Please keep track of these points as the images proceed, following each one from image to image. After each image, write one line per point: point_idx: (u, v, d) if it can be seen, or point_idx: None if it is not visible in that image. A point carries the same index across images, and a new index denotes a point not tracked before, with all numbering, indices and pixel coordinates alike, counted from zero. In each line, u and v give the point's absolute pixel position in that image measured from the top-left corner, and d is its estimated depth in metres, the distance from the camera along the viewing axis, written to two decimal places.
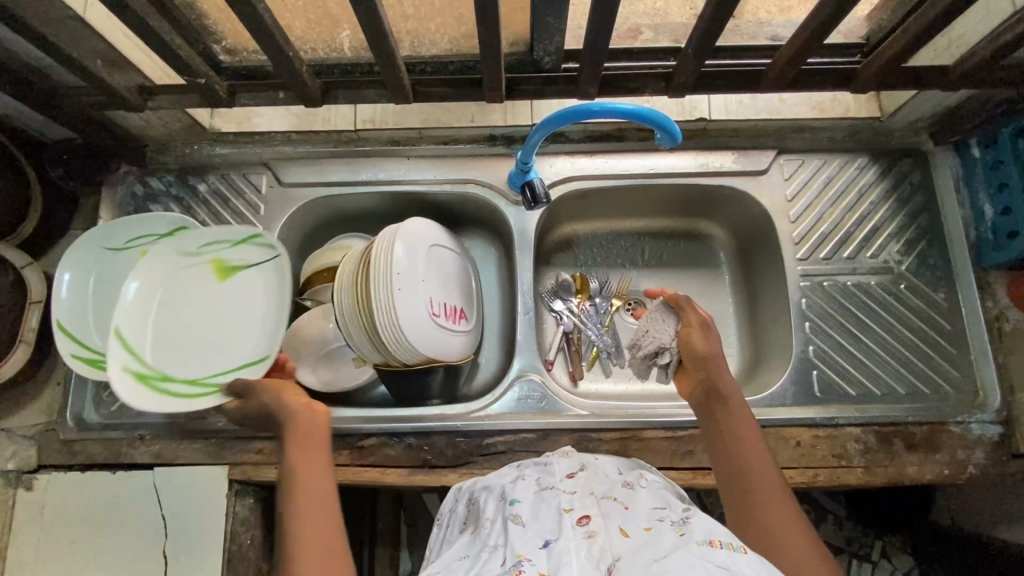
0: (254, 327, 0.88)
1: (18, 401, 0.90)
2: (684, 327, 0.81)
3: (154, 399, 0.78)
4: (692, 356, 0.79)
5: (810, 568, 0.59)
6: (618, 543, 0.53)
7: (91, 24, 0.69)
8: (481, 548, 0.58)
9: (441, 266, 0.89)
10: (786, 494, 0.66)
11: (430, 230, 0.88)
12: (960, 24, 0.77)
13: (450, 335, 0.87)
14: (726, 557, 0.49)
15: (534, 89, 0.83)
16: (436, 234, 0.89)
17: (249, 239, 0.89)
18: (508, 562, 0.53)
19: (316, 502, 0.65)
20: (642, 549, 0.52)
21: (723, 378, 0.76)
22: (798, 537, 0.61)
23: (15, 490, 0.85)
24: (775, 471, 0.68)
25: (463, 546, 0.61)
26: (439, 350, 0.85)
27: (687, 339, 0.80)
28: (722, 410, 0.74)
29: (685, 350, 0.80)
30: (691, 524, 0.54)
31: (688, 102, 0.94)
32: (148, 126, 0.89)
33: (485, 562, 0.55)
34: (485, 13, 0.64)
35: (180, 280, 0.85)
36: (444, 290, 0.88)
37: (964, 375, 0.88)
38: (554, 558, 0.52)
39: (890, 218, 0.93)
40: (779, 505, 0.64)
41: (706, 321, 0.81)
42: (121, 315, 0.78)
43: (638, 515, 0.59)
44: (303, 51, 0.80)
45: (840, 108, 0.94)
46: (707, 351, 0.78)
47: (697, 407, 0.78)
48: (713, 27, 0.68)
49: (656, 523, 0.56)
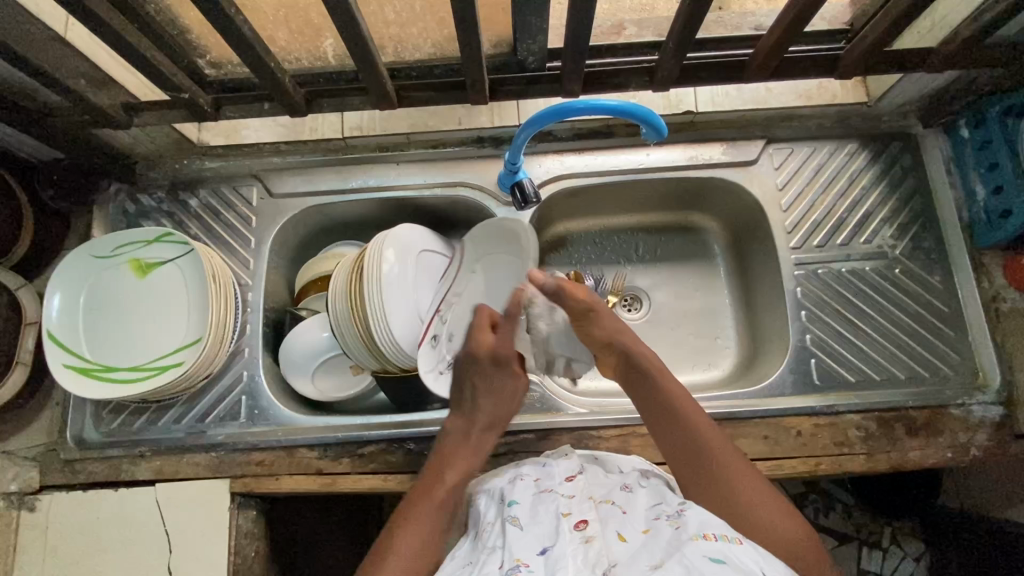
0: (186, 313, 0.87)
1: (20, 422, 0.90)
2: (574, 321, 0.79)
3: (98, 389, 0.83)
4: (600, 343, 0.78)
5: (784, 537, 0.60)
6: (616, 549, 0.53)
7: (74, 44, 0.70)
8: (480, 553, 0.58)
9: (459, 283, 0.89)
10: (743, 462, 0.67)
11: (509, 241, 0.85)
12: (942, 4, 0.77)
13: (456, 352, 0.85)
14: (722, 548, 0.49)
15: (519, 89, 0.83)
16: (499, 247, 0.86)
17: (162, 237, 0.88)
18: (506, 567, 0.53)
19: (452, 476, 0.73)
20: (639, 554, 0.52)
21: (645, 356, 0.75)
22: (768, 508, 0.62)
23: (20, 511, 0.85)
24: (728, 445, 0.68)
25: (463, 553, 0.60)
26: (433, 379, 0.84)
27: (580, 332, 0.79)
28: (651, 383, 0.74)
29: (591, 339, 0.78)
30: (686, 516, 0.54)
31: (674, 94, 0.93)
32: (135, 142, 0.89)
33: (484, 565, 0.55)
34: (464, 17, 0.64)
35: (103, 284, 0.87)
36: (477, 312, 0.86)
37: (963, 359, 0.88)
38: (551, 564, 0.52)
39: (882, 203, 0.93)
40: (742, 476, 0.65)
41: (587, 311, 0.77)
42: (57, 319, 0.84)
43: (637, 517, 0.59)
44: (287, 61, 0.79)
45: (828, 95, 0.94)
46: (607, 334, 0.77)
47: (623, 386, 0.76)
48: (693, 22, 0.68)
49: (653, 523, 0.56)
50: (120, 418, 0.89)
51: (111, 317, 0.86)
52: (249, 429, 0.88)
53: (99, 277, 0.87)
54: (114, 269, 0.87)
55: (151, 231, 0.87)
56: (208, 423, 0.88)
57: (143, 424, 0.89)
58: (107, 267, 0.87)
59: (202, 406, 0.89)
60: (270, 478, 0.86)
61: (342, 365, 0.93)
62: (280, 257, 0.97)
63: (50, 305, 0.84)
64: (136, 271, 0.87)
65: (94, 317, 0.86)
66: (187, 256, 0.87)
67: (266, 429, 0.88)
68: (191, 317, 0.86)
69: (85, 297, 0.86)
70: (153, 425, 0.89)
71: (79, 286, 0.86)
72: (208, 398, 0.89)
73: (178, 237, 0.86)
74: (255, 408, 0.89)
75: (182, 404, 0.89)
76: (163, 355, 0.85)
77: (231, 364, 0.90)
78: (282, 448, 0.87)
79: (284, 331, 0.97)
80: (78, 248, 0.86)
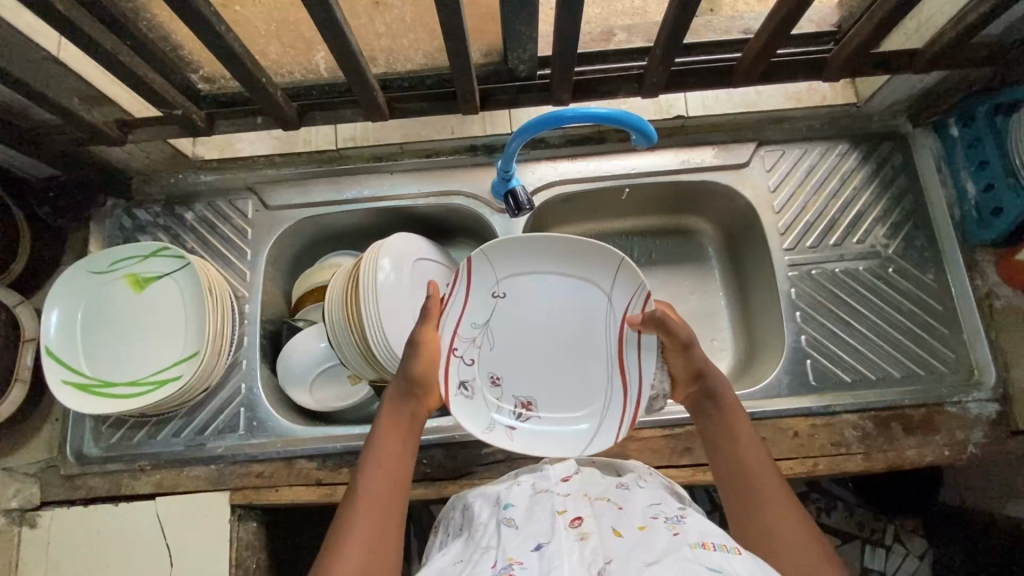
0: (184, 327, 0.87)
1: (19, 439, 0.91)
2: (665, 347, 0.74)
3: (98, 403, 0.83)
4: (697, 372, 0.73)
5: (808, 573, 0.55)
6: (612, 544, 0.53)
7: (66, 63, 0.71)
8: (473, 552, 0.57)
9: (482, 306, 0.77)
10: (788, 491, 0.63)
11: (583, 263, 0.78)
12: (928, 6, 0.78)
13: (524, 402, 0.77)
14: (719, 558, 0.48)
15: (510, 98, 0.84)
16: (560, 266, 0.78)
17: (158, 251, 0.88)
18: (499, 566, 0.52)
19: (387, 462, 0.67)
20: (635, 550, 0.51)
21: (726, 387, 0.72)
22: (801, 541, 0.58)
23: (21, 528, 0.85)
24: (769, 466, 0.65)
25: (456, 550, 0.60)
26: (507, 438, 0.75)
27: (670, 356, 0.74)
28: (718, 410, 0.72)
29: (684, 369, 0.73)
30: (686, 523, 0.54)
31: (665, 100, 0.95)
32: (131, 158, 0.90)
33: (477, 563, 0.55)
34: (453, 29, 0.65)
35: (100, 301, 0.87)
36: (536, 342, 0.78)
37: (959, 356, 0.88)
38: (546, 559, 0.52)
39: (874, 202, 0.94)
40: (779, 505, 0.61)
41: (689, 344, 0.71)
42: (55, 335, 0.85)
43: (632, 514, 0.59)
44: (278, 74, 0.80)
45: (817, 96, 0.95)
46: (703, 364, 0.73)
47: (692, 408, 0.74)
48: (679, 29, 0.69)
49: (650, 521, 0.56)
50: (120, 433, 0.89)
51: (109, 333, 0.87)
52: (247, 442, 0.88)
53: (96, 293, 0.87)
54: (110, 284, 0.88)
55: (147, 246, 0.87)
56: (207, 436, 0.89)
57: (143, 438, 0.89)
58: (105, 286, 0.88)
59: (200, 419, 0.89)
60: (269, 489, 0.87)
61: (340, 375, 0.93)
62: (276, 269, 0.98)
63: (47, 321, 0.84)
64: (133, 287, 0.88)
65: (92, 334, 0.86)
66: (184, 271, 0.88)
67: (264, 441, 0.88)
68: (189, 331, 0.86)
69: (83, 314, 0.87)
70: (153, 439, 0.89)
71: (76, 302, 0.87)
72: (207, 411, 0.90)
73: (178, 253, 0.87)
74: (252, 420, 0.89)
75: (182, 418, 0.89)
76: (162, 370, 0.85)
77: (230, 377, 0.91)
78: (282, 458, 0.87)
79: (282, 343, 0.98)
80: (75, 262, 0.86)
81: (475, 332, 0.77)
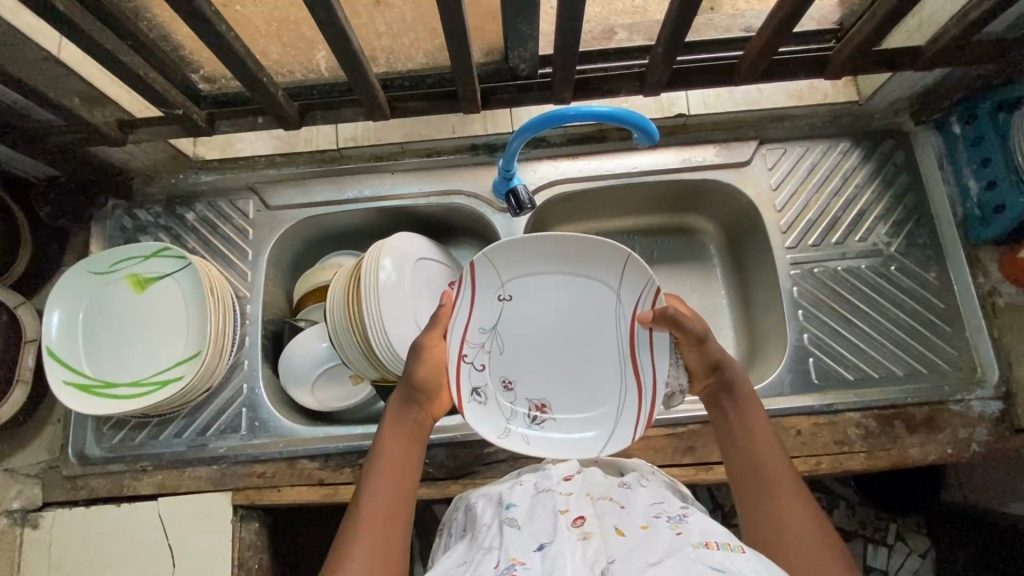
0: (185, 328, 0.87)
1: (20, 440, 0.91)
2: (679, 342, 0.73)
3: (99, 404, 0.83)
4: (713, 364, 0.72)
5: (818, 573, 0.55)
6: (614, 544, 0.53)
7: (66, 63, 0.70)
8: (476, 553, 0.57)
9: (489, 312, 0.77)
10: (802, 490, 0.62)
11: (591, 261, 0.77)
12: (929, 3, 0.78)
13: (539, 405, 0.77)
14: (722, 557, 0.48)
15: (511, 96, 0.83)
16: (568, 265, 0.78)
17: (159, 252, 0.88)
18: (502, 566, 0.52)
19: (390, 470, 0.66)
20: (637, 550, 0.51)
21: (743, 381, 0.72)
22: (812, 540, 0.57)
23: (23, 529, 0.85)
24: (784, 461, 0.65)
25: (460, 552, 0.60)
26: (524, 442, 0.76)
27: (684, 351, 0.73)
28: (733, 405, 0.71)
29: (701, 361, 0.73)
30: (688, 523, 0.54)
31: (665, 98, 0.94)
32: (132, 159, 0.90)
33: (479, 564, 0.54)
34: (453, 28, 0.64)
35: (101, 301, 0.87)
36: (548, 342, 0.78)
37: (962, 354, 0.88)
38: (549, 559, 0.51)
39: (876, 200, 0.93)
40: (791, 503, 0.61)
41: (703, 338, 0.70)
42: (56, 336, 0.85)
43: (635, 513, 0.59)
44: (279, 74, 0.80)
45: (818, 95, 0.94)
46: (719, 355, 0.72)
47: (709, 401, 0.74)
48: (681, 27, 0.69)
49: (653, 521, 0.56)
50: (121, 433, 0.89)
51: (111, 334, 0.87)
52: (248, 442, 0.88)
53: (97, 293, 0.87)
54: (111, 284, 0.88)
55: (148, 246, 0.87)
56: (210, 436, 0.89)
57: (145, 438, 0.89)
58: (106, 286, 0.87)
59: (202, 419, 0.89)
60: (271, 489, 0.87)
61: (341, 375, 0.93)
62: (277, 269, 0.98)
63: (48, 322, 0.84)
64: (134, 287, 0.88)
65: (93, 335, 0.86)
66: (185, 272, 0.87)
67: (266, 441, 0.88)
68: (190, 331, 0.86)
69: (84, 314, 0.87)
70: (155, 440, 0.89)
71: (77, 302, 0.86)
72: (208, 411, 0.90)
73: (179, 253, 0.87)
74: (253, 420, 0.89)
75: (183, 418, 0.89)
76: (163, 370, 0.85)
77: (231, 377, 0.91)
78: (284, 458, 0.87)
79: (283, 343, 0.98)
80: (75, 264, 0.86)
81: (484, 338, 0.77)
